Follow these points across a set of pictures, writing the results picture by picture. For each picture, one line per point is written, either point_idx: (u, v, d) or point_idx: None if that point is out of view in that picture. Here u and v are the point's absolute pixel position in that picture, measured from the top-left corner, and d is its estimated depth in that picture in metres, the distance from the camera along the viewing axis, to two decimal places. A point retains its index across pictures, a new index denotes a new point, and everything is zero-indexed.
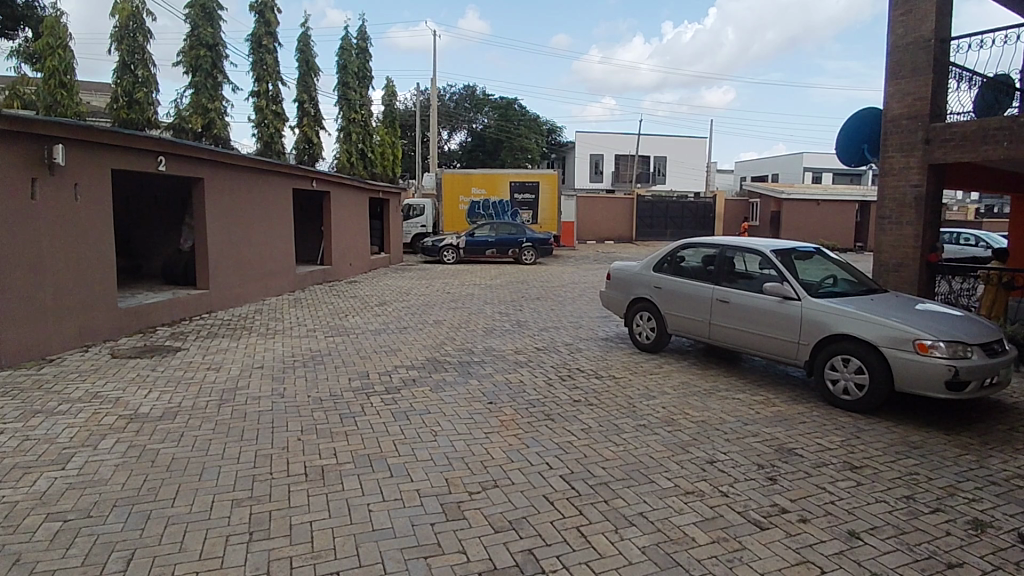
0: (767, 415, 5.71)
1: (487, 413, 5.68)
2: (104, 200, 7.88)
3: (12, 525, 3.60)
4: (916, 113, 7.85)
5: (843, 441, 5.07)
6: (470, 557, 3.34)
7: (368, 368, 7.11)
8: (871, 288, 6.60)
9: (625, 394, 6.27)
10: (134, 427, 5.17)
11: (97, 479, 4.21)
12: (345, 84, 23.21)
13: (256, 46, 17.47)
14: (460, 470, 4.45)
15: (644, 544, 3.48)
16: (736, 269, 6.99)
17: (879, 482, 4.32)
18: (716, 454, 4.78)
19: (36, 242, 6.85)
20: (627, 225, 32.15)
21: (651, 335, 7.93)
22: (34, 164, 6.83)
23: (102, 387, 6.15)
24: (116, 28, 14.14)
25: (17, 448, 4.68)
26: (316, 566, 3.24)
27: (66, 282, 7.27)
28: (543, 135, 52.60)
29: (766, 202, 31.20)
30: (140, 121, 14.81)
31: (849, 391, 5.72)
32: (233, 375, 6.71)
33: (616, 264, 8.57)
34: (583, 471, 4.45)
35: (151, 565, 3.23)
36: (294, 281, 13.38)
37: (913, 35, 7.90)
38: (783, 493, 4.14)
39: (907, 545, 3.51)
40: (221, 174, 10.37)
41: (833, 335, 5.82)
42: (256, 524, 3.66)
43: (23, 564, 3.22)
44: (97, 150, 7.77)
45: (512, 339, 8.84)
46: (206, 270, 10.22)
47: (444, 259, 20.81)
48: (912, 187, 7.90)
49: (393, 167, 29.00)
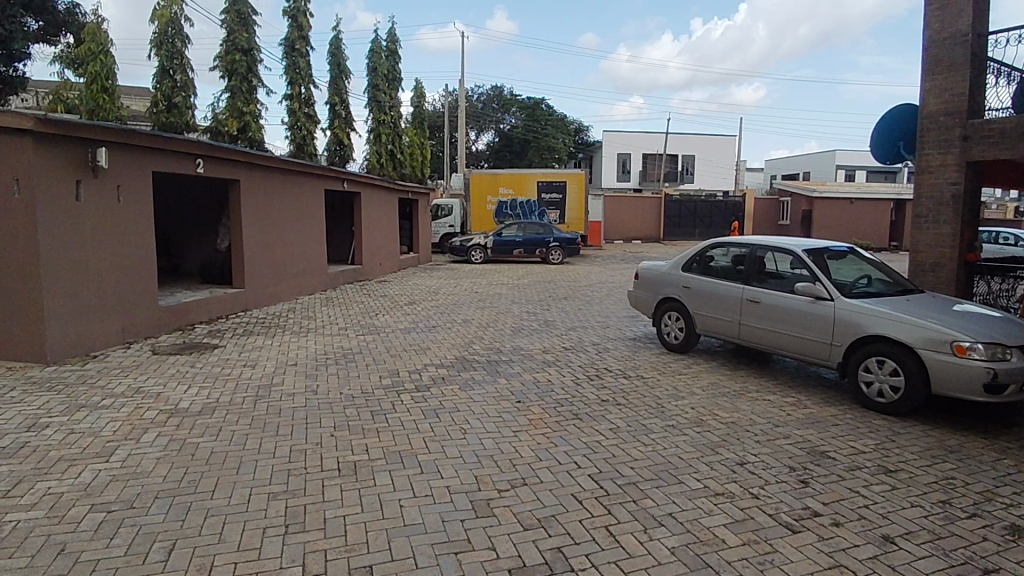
0: (798, 417, 5.64)
1: (515, 412, 5.71)
2: (144, 201, 8.13)
3: (58, 515, 3.75)
4: (953, 110, 7.66)
5: (877, 444, 4.98)
6: (500, 554, 3.38)
7: (399, 366, 7.20)
8: (907, 288, 6.47)
9: (653, 394, 6.26)
10: (174, 421, 5.34)
11: (140, 472, 4.36)
12: (375, 86, 23.53)
13: (289, 50, 17.74)
14: (489, 468, 4.48)
15: (674, 545, 3.49)
16: (767, 269, 6.92)
17: (915, 487, 4.24)
18: (746, 456, 4.76)
19: (81, 242, 7.10)
20: (655, 224, 31.95)
21: (679, 334, 7.88)
22: (79, 166, 7.08)
23: (143, 383, 6.36)
24: (155, 34, 14.55)
25: (64, 440, 4.88)
26: (351, 560, 3.31)
27: (110, 280, 7.54)
28: (571, 134, 52.40)
29: (798, 202, 30.39)
30: (178, 124, 15.18)
31: (884, 394, 5.61)
32: (267, 373, 6.86)
33: (644, 264, 8.54)
34: (612, 471, 4.46)
35: (192, 555, 3.34)
36: (325, 280, 13.57)
37: (950, 29, 7.71)
38: (816, 496, 4.10)
39: (943, 550, 3.45)
40: (256, 176, 10.60)
41: (867, 336, 5.71)
42: (291, 518, 3.75)
43: (68, 554, 3.35)
44: (138, 153, 8.02)
45: (541, 338, 8.85)
46: (241, 269, 10.47)
47: (472, 259, 20.94)
48: (949, 185, 7.70)
49: (422, 167, 29.19)
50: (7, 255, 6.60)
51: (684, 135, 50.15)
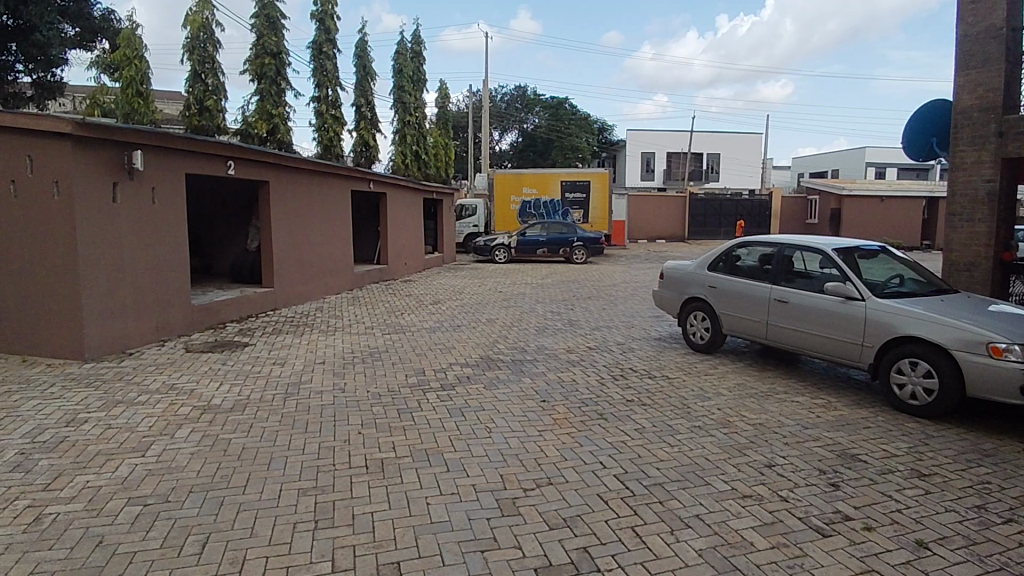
0: (828, 419, 5.56)
1: (540, 411, 5.73)
2: (177, 202, 8.32)
3: (97, 508, 3.87)
4: (988, 105, 7.47)
5: (910, 447, 4.88)
6: (526, 553, 3.39)
7: (424, 365, 7.26)
8: (940, 288, 6.32)
9: (679, 395, 6.23)
10: (207, 418, 5.46)
11: (174, 467, 4.47)
12: (401, 87, 23.72)
13: (317, 53, 17.96)
14: (515, 467, 4.50)
15: (701, 547, 3.47)
16: (795, 269, 6.83)
17: (949, 491, 4.15)
18: (775, 458, 4.70)
19: (118, 241, 7.29)
20: (680, 224, 31.70)
21: (705, 335, 7.81)
22: (116, 169, 7.28)
23: (177, 379, 6.52)
24: (188, 39, 14.86)
25: (101, 435, 5.02)
26: (378, 556, 3.35)
27: (145, 279, 7.74)
28: (595, 134, 52.20)
29: (827, 199, 30.00)
30: (210, 127, 15.47)
31: (917, 396, 5.49)
32: (296, 370, 6.97)
33: (669, 264, 8.48)
34: (638, 471, 4.45)
35: (225, 548, 3.42)
36: (351, 280, 13.72)
37: (984, 23, 7.52)
38: (847, 500, 4.03)
39: (978, 556, 3.38)
40: (284, 177, 10.76)
41: (900, 337, 5.60)
42: (320, 513, 3.82)
43: (106, 546, 3.45)
44: (172, 155, 8.20)
45: (566, 338, 8.83)
46: (270, 270, 10.65)
47: (496, 259, 20.97)
48: (984, 182, 7.51)
49: (447, 168, 29.36)
50: (48, 256, 6.81)
51: (709, 133, 49.63)
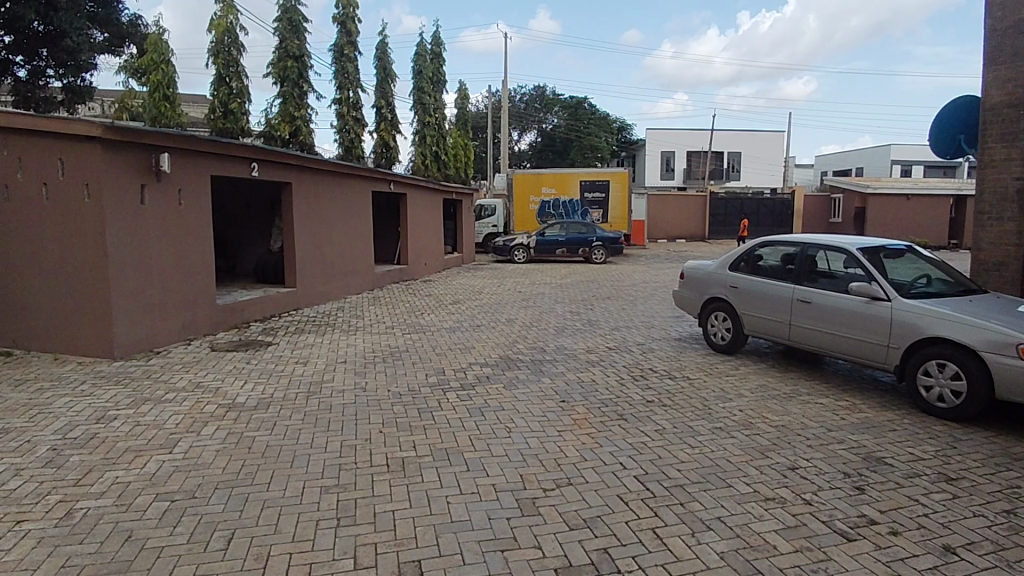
0: (853, 421, 5.48)
1: (560, 411, 5.74)
2: (203, 204, 8.47)
3: (125, 504, 3.95)
4: (1018, 101, 7.29)
5: (937, 451, 4.80)
6: (546, 553, 3.40)
7: (445, 365, 7.31)
8: (968, 288, 6.20)
9: (701, 396, 6.19)
10: (232, 415, 5.55)
11: (200, 463, 4.55)
12: (421, 88, 23.87)
13: (339, 55, 18.11)
14: (535, 468, 4.50)
15: (722, 550, 3.45)
16: (818, 269, 6.74)
17: (978, 496, 4.07)
18: (798, 461, 4.64)
19: (145, 242, 7.44)
20: (700, 224, 31.44)
21: (726, 335, 7.74)
22: (144, 171, 7.43)
23: (202, 378, 6.63)
24: (213, 43, 15.09)
25: (131, 432, 5.13)
26: (400, 554, 3.38)
27: (172, 279, 7.88)
28: (614, 134, 51.98)
29: (851, 198, 29.53)
30: (234, 130, 15.70)
31: (945, 399, 5.39)
32: (318, 369, 7.06)
33: (689, 264, 8.42)
34: (658, 472, 4.44)
35: (250, 544, 3.47)
36: (372, 280, 13.84)
37: (1013, 17, 7.33)
38: (873, 503, 3.98)
39: (1007, 562, 3.31)
40: (306, 178, 10.90)
41: (927, 338, 5.50)
42: (343, 511, 3.86)
43: (135, 540, 3.54)
44: (197, 157, 8.34)
45: (585, 338, 8.82)
46: (293, 270, 10.79)
47: (515, 259, 20.98)
48: (1014, 180, 7.35)
49: (466, 168, 29.46)
50: (79, 256, 6.97)
51: (730, 132, 49.16)
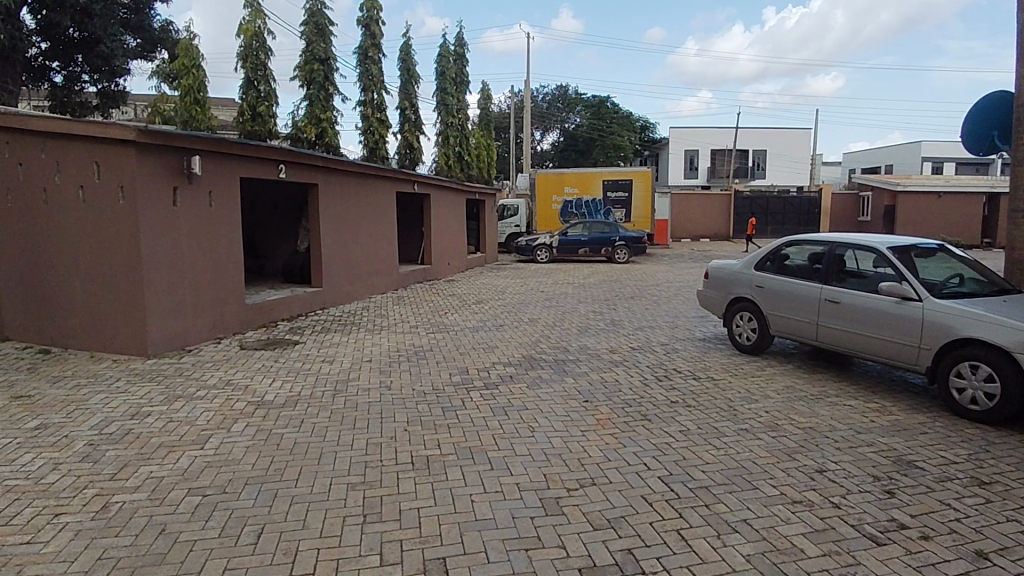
0: (882, 424, 5.39)
1: (583, 411, 5.73)
2: (232, 205, 8.63)
3: (160, 498, 4.06)
4: None
5: (970, 454, 4.70)
6: (570, 553, 3.41)
7: (468, 364, 7.34)
8: (1002, 288, 6.06)
9: (726, 396, 6.14)
10: (260, 412, 5.66)
11: (231, 460, 4.65)
12: (444, 89, 24.02)
13: (363, 57, 18.31)
14: (558, 467, 4.52)
15: (749, 552, 3.42)
16: (847, 268, 6.64)
17: (1012, 500, 3.97)
18: (826, 463, 4.58)
19: (177, 243, 7.61)
20: (725, 223, 31.11)
21: (752, 336, 7.65)
22: (176, 173, 7.60)
23: (232, 375, 6.78)
24: (241, 48, 15.35)
25: (164, 428, 5.26)
26: (425, 552, 3.42)
27: (202, 279, 8.05)
28: (637, 133, 51.66)
29: (880, 196, 28.94)
30: (262, 132, 15.93)
31: (978, 401, 5.27)
32: (344, 368, 7.15)
33: (714, 263, 8.34)
34: (683, 473, 4.42)
35: (279, 539, 3.55)
36: (396, 280, 13.97)
37: None
38: (903, 507, 3.91)
39: None
40: (332, 180, 11.07)
41: (959, 339, 5.38)
42: (368, 508, 3.92)
43: (169, 534, 3.63)
44: (227, 159, 8.50)
45: (608, 338, 8.79)
46: (319, 269, 10.95)
47: (537, 259, 20.95)
48: None
49: (489, 167, 29.53)
50: (114, 256, 7.16)
51: (755, 130, 48.52)
